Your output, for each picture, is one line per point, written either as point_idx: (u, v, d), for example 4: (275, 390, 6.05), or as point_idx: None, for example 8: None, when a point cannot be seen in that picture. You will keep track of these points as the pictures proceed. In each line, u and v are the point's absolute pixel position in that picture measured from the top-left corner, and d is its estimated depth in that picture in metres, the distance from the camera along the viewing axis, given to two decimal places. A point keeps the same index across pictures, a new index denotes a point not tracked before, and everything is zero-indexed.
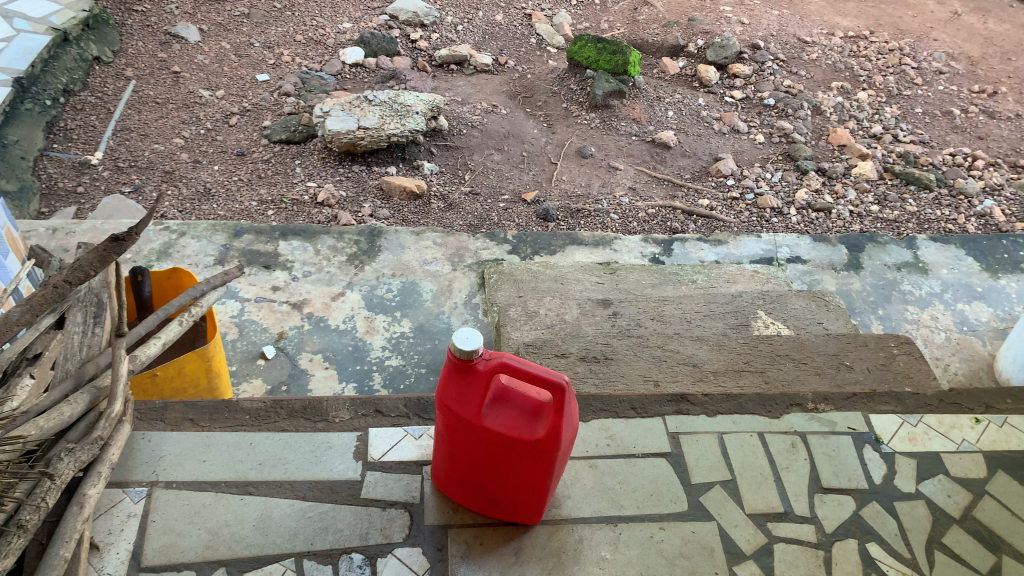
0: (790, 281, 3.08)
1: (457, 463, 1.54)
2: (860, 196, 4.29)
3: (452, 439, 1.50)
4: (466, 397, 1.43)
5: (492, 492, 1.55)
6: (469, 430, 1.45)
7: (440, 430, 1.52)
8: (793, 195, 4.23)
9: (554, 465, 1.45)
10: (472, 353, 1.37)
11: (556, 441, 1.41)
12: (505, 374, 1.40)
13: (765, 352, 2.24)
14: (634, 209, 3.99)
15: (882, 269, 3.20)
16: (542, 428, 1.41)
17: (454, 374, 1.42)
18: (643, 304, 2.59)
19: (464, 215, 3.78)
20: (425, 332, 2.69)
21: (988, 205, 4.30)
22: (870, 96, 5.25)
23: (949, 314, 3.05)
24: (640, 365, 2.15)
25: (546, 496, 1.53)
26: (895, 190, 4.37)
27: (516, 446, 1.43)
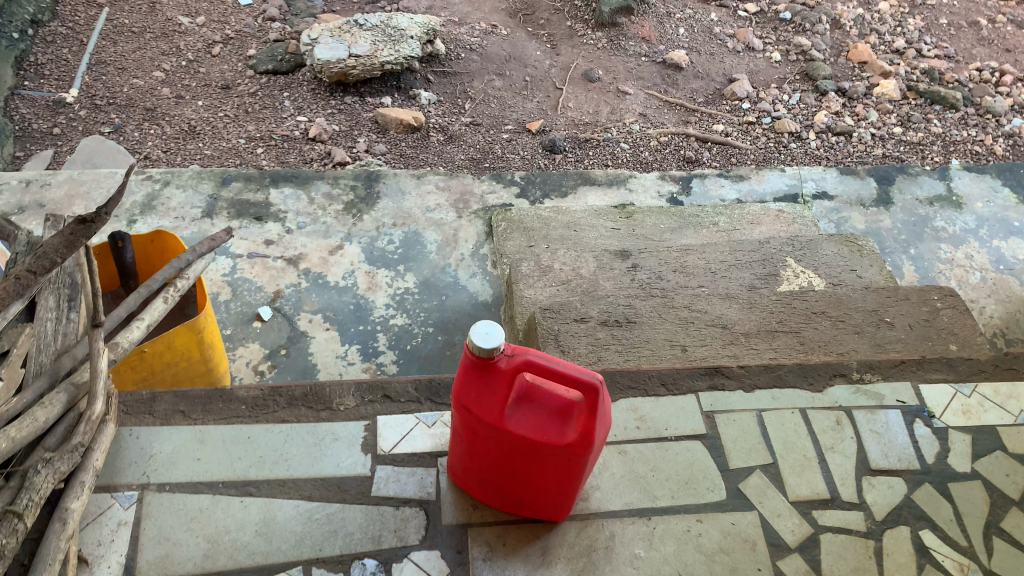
0: (818, 220, 2.88)
1: (476, 463, 1.39)
2: (882, 118, 4.05)
3: (471, 440, 1.34)
4: (485, 398, 1.26)
5: (516, 491, 1.41)
6: (491, 433, 1.29)
7: (456, 430, 1.37)
8: (812, 117, 3.97)
9: (586, 467, 1.31)
10: (493, 351, 1.21)
11: (589, 445, 1.26)
12: (530, 373, 1.24)
13: (799, 310, 2.07)
14: (645, 138, 3.76)
15: (913, 204, 3.00)
16: (572, 431, 1.27)
17: (471, 372, 1.25)
18: (663, 255, 2.38)
19: (465, 148, 3.55)
20: (431, 288, 2.52)
21: (1017, 124, 4.07)
22: (892, 7, 4.92)
23: (984, 253, 2.87)
24: (666, 328, 1.98)
25: (574, 496, 1.40)
26: (918, 111, 4.12)
27: (544, 450, 1.28)
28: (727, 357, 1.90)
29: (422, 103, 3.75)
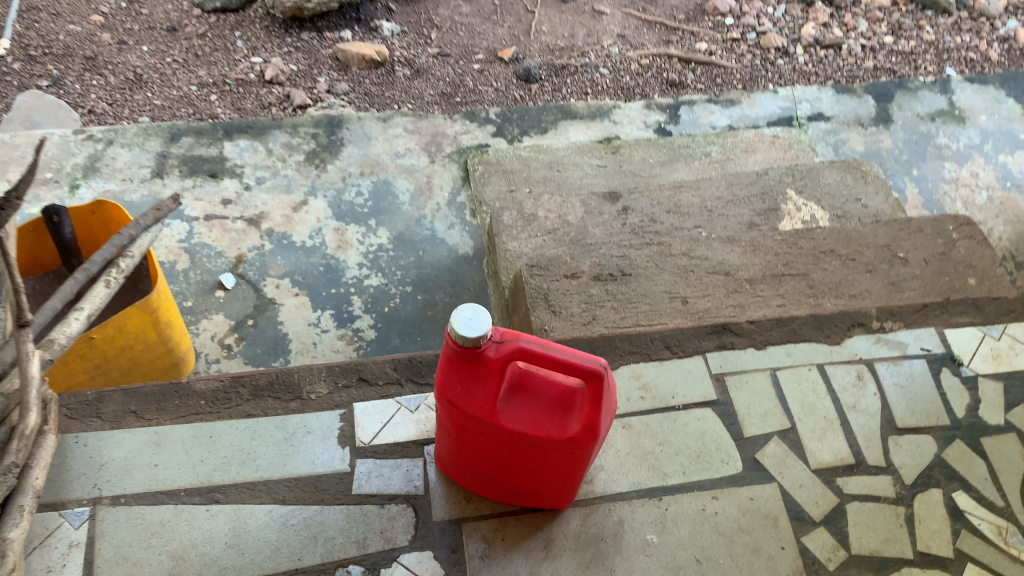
0: (814, 143, 2.71)
1: (468, 457, 1.24)
2: (872, 27, 3.80)
3: (460, 435, 1.19)
4: (474, 390, 1.10)
5: (513, 484, 1.26)
6: (483, 428, 1.14)
7: (443, 423, 1.21)
8: (798, 30, 3.73)
9: (591, 459, 1.16)
10: (479, 340, 1.04)
11: (596, 436, 1.11)
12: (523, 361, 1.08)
13: (807, 250, 1.91)
14: (624, 61, 3.51)
15: (914, 121, 2.82)
16: (574, 422, 1.11)
17: (455, 363, 1.09)
18: (656, 194, 2.17)
19: (434, 82, 3.29)
20: (406, 242, 2.34)
21: (1012, 27, 3.85)
22: None
23: (991, 170, 2.71)
24: (664, 279, 1.81)
25: (578, 486, 1.25)
26: (909, 18, 3.88)
27: (543, 445, 1.13)
28: (732, 308, 1.74)
29: (384, 34, 3.47)
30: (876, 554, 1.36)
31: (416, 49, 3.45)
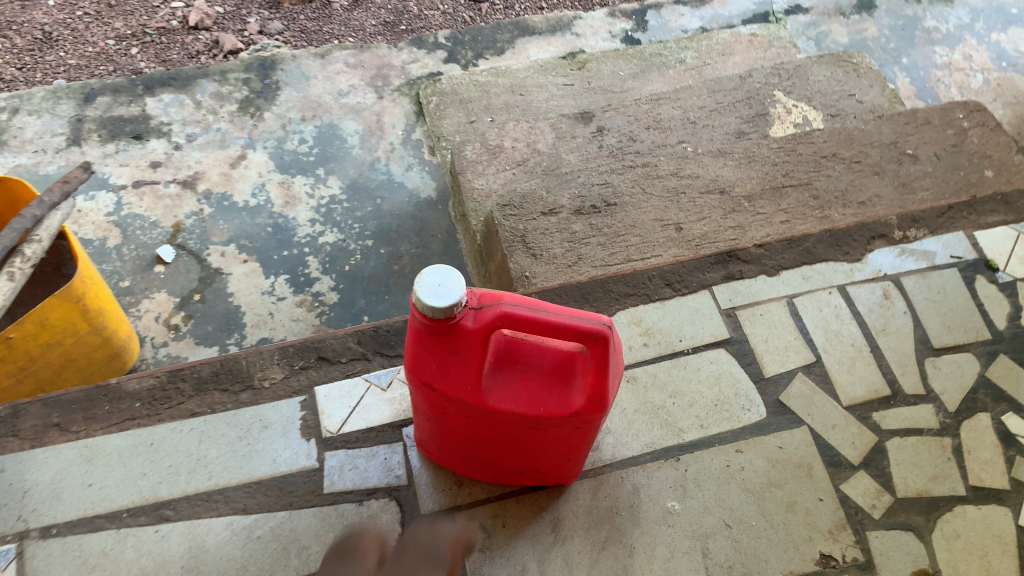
0: (795, 39, 2.49)
1: (454, 441, 1.05)
2: None
3: (442, 418, 1.00)
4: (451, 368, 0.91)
5: (510, 465, 1.08)
6: (468, 410, 0.94)
7: (420, 406, 1.01)
8: None
9: (599, 431, 0.98)
10: (453, 310, 0.84)
11: (603, 403, 0.93)
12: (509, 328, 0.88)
13: (807, 156, 1.71)
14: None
15: (898, 5, 2.60)
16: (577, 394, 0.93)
17: (426, 339, 0.88)
18: (632, 109, 1.96)
19: (375, 11, 2.99)
20: (361, 190, 2.11)
21: None
22: None
23: (984, 49, 2.51)
24: (653, 205, 1.61)
25: (585, 459, 1.08)
26: None
27: (542, 423, 0.95)
28: (733, 231, 1.55)
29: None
30: (925, 494, 1.20)
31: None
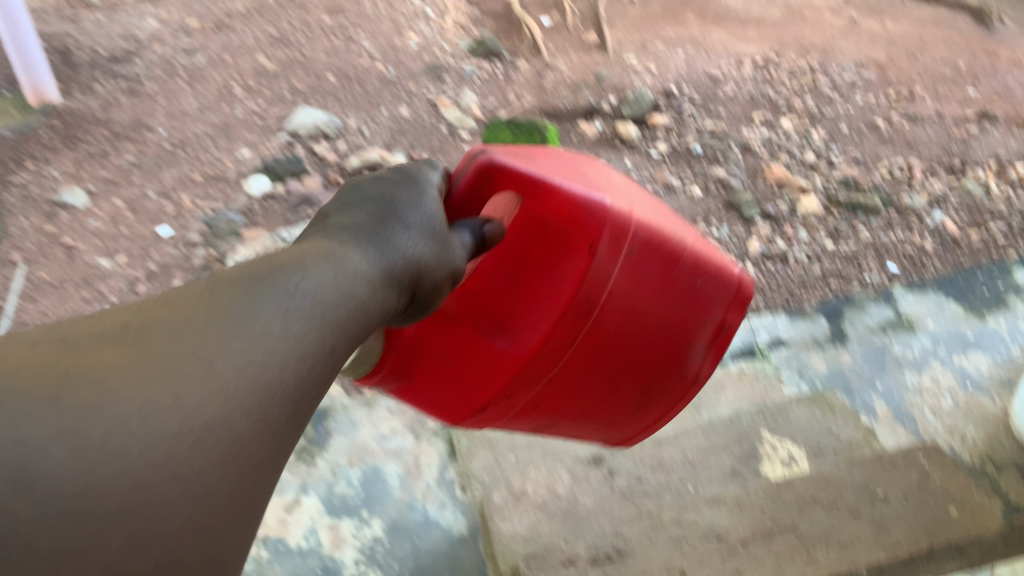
0: (783, 375, 2.57)
1: (613, 392, 1.27)
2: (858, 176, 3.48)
3: (580, 382, 1.22)
4: (473, 356, 1.17)
5: (651, 365, 1.26)
6: (577, 356, 1.17)
7: (572, 403, 1.26)
8: (800, 204, 3.24)
9: (630, 229, 1.12)
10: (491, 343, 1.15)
11: (581, 206, 1.08)
12: (510, 277, 1.16)
13: (788, 501, 1.85)
14: (759, 167, 3.40)
15: (867, 335, 2.71)
16: (573, 237, 1.11)
17: (480, 352, 1.16)
18: (637, 449, 2.13)
19: None
20: (400, 531, 2.01)
21: (986, 169, 3.61)
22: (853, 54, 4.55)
23: (949, 372, 2.62)
24: (662, 553, 1.74)
25: (684, 284, 1.21)
26: (888, 155, 3.65)
27: (594, 296, 1.12)
28: None
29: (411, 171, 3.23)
30: None
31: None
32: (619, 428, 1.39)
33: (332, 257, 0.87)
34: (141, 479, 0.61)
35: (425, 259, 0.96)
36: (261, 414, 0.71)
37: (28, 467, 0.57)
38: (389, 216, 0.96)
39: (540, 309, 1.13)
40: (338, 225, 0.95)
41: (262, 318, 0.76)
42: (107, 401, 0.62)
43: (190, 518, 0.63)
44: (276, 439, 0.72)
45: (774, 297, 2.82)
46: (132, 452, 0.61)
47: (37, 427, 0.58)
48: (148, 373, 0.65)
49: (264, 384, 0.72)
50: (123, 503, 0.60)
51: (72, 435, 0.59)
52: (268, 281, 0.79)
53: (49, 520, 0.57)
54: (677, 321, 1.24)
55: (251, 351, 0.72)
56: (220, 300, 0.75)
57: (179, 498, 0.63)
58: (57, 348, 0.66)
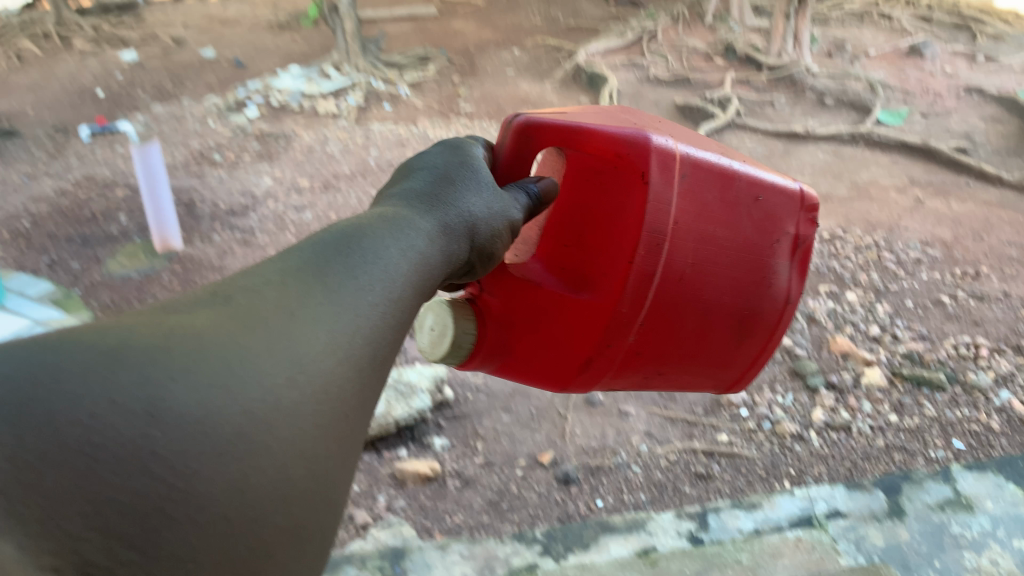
0: (838, 543, 2.48)
1: (700, 324, 1.47)
2: (922, 352, 3.69)
3: (672, 315, 1.42)
4: (568, 310, 1.38)
5: (727, 284, 1.46)
6: (664, 289, 1.37)
7: (670, 337, 1.46)
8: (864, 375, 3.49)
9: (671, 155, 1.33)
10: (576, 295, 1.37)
11: (621, 143, 1.31)
12: (586, 228, 1.39)
13: None
14: (824, 339, 3.68)
15: (925, 513, 2.64)
16: (624, 174, 1.33)
17: (570, 303, 1.38)
18: None
19: (483, 492, 2.96)
20: None
21: None
22: (918, 236, 4.84)
23: (1011, 555, 2.48)
24: None
25: (733, 194, 1.43)
26: (955, 334, 3.85)
27: (662, 225, 1.32)
28: None
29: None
30: None
31: (479, 439, 3.24)
32: (728, 367, 1.62)
33: (392, 234, 0.99)
34: (258, 404, 0.69)
35: (474, 224, 1.14)
36: (347, 352, 0.81)
37: (152, 400, 0.61)
38: (443, 193, 1.14)
39: (615, 246, 1.34)
40: (398, 196, 1.12)
41: (342, 280, 0.87)
42: (221, 345, 0.69)
43: (296, 448, 0.71)
44: (360, 378, 0.83)
45: (837, 467, 3.01)
46: (242, 397, 0.68)
47: (174, 365, 0.64)
48: (248, 322, 0.74)
49: (350, 336, 0.82)
50: (244, 428, 0.66)
51: (192, 371, 0.65)
52: (342, 251, 0.90)
53: (176, 444, 0.61)
54: (745, 238, 1.46)
55: (349, 299, 0.85)
56: (305, 268, 0.85)
57: (291, 424, 0.71)
58: (162, 310, 0.73)
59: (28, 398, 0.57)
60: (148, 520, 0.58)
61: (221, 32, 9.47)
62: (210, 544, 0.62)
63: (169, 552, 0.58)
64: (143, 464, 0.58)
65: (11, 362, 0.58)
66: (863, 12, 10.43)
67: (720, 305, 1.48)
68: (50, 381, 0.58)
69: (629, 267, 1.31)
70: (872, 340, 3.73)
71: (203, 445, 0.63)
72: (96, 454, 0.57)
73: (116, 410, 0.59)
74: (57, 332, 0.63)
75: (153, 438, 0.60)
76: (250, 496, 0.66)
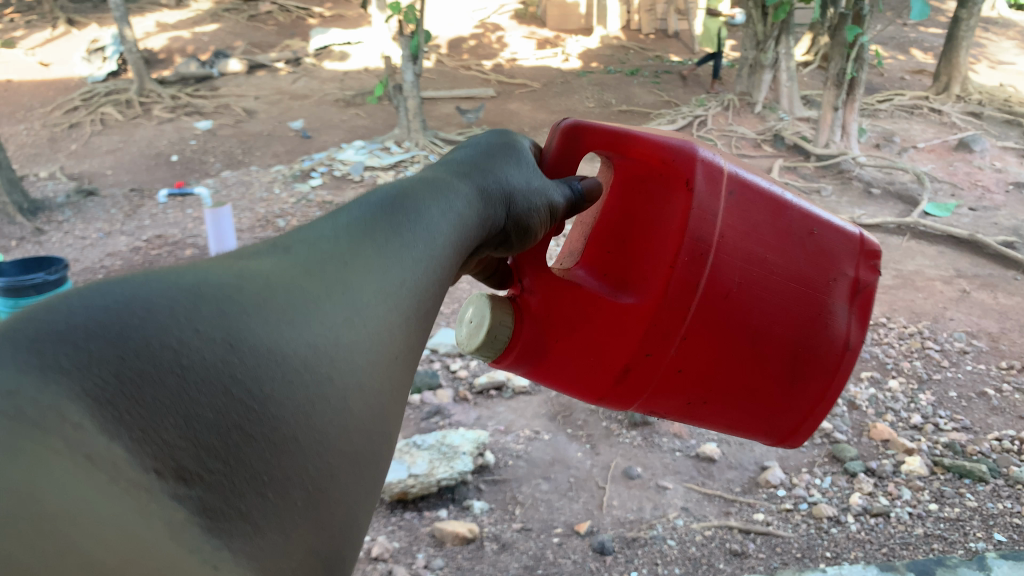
0: None
1: (745, 353, 1.61)
2: (964, 443, 3.68)
3: (718, 336, 1.58)
4: (615, 314, 1.57)
5: (775, 314, 1.61)
6: (708, 303, 1.54)
7: (715, 361, 1.60)
8: (905, 461, 3.50)
9: (718, 170, 1.55)
10: (619, 300, 1.57)
11: (670, 149, 1.55)
12: (640, 238, 1.62)
13: None
14: (865, 426, 3.83)
15: None
16: (671, 179, 1.57)
17: (614, 311, 1.57)
18: None
19: (520, 555, 3.06)
20: None
21: None
22: (962, 328, 4.89)
23: None
24: None
25: (783, 224, 1.62)
26: (1001, 421, 3.85)
27: (705, 235, 1.52)
28: None
29: (542, 408, 4.16)
30: None
31: (517, 505, 3.37)
32: (783, 412, 1.72)
33: (443, 199, 1.12)
34: (317, 340, 0.81)
35: (515, 209, 1.28)
36: (400, 303, 0.94)
37: (230, 333, 0.74)
38: (491, 173, 1.27)
39: (660, 252, 1.56)
40: (453, 167, 1.25)
41: (398, 234, 1.00)
42: (291, 287, 0.84)
43: (354, 379, 0.83)
44: (410, 317, 0.95)
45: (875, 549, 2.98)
46: (305, 341, 0.80)
47: (241, 316, 0.76)
48: (314, 269, 0.88)
49: (400, 280, 0.95)
50: (308, 359, 0.79)
51: (261, 312, 0.78)
52: (400, 210, 1.03)
53: (251, 372, 0.73)
54: (796, 270, 1.63)
55: (406, 251, 0.99)
56: (362, 225, 0.98)
57: (348, 359, 0.84)
58: (239, 260, 0.87)
59: (131, 327, 0.68)
60: (228, 434, 0.70)
61: (291, 106, 10.02)
62: (279, 458, 0.73)
63: (246, 461, 0.70)
64: (220, 395, 0.70)
65: (116, 300, 0.70)
66: (916, 106, 10.54)
67: (769, 336, 1.62)
68: (146, 316, 0.70)
69: (671, 271, 1.51)
70: (913, 429, 3.82)
71: (273, 372, 0.75)
72: (186, 374, 0.68)
73: (202, 340, 0.71)
74: (151, 275, 0.76)
75: (231, 365, 0.72)
76: (314, 420, 0.78)
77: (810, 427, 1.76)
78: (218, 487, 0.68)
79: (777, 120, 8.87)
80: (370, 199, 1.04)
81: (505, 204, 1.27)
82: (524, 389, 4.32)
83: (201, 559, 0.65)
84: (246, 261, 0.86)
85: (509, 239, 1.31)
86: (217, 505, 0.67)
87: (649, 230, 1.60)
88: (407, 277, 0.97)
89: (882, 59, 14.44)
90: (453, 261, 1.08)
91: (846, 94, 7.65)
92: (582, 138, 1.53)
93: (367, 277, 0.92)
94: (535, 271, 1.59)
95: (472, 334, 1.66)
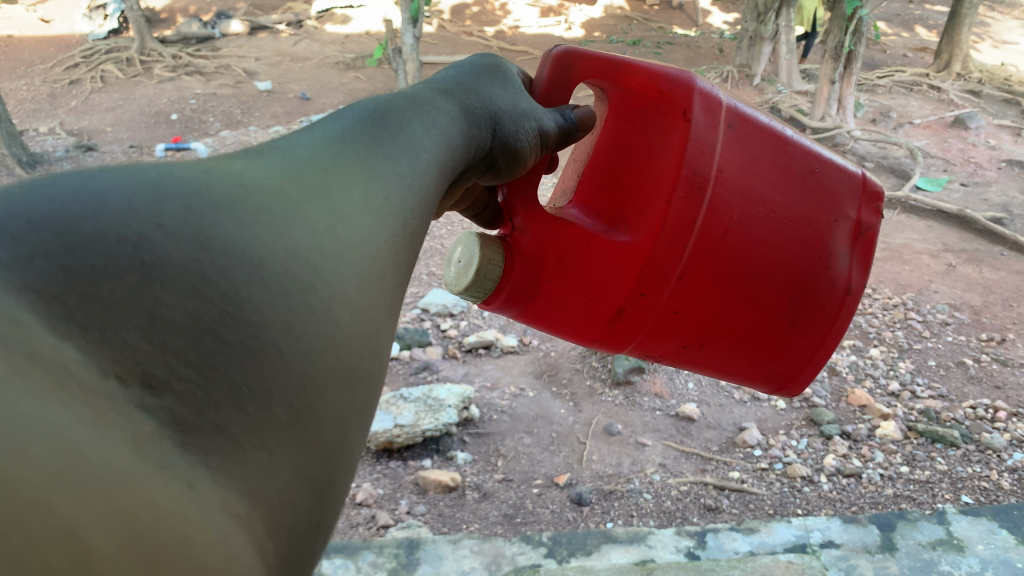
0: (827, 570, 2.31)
1: (745, 293, 1.69)
2: (937, 409, 3.76)
3: (717, 274, 1.64)
4: (608, 251, 1.61)
5: (775, 253, 1.69)
6: (706, 240, 1.60)
7: (715, 300, 1.67)
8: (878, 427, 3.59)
9: (717, 102, 1.61)
10: (613, 236, 1.61)
11: (666, 79, 1.60)
12: (633, 171, 1.65)
13: None
14: (843, 392, 3.89)
15: (916, 548, 2.37)
16: (667, 109, 1.61)
17: (605, 246, 1.61)
18: None
19: (499, 504, 3.19)
20: None
21: None
22: (945, 300, 4.96)
23: None
24: None
25: (782, 163, 1.69)
26: (975, 392, 3.93)
27: (704, 170, 1.57)
28: None
29: (529, 367, 4.24)
30: None
31: (500, 457, 3.49)
32: (781, 356, 1.82)
33: (427, 115, 1.07)
34: (302, 245, 0.73)
35: (499, 128, 1.33)
36: (385, 223, 0.85)
37: (198, 231, 0.65)
38: (477, 96, 1.31)
39: (654, 185, 1.60)
40: (439, 87, 1.26)
41: (389, 146, 0.94)
42: (271, 190, 0.74)
43: (348, 285, 0.76)
44: (402, 233, 0.88)
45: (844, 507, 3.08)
46: (298, 238, 0.73)
47: (214, 215, 0.67)
48: (296, 173, 0.79)
49: (390, 195, 0.88)
50: (288, 265, 0.71)
51: (237, 212, 0.69)
52: (384, 121, 0.96)
53: (224, 270, 0.65)
54: (795, 210, 1.71)
55: (398, 165, 0.93)
56: (354, 135, 0.91)
57: (335, 270, 0.75)
58: (211, 160, 0.76)
59: (82, 219, 0.60)
60: (201, 339, 0.61)
61: (289, 67, 10.02)
62: (262, 370, 0.65)
63: (225, 371, 0.62)
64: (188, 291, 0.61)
65: (64, 190, 0.62)
66: (915, 82, 10.49)
67: (768, 277, 1.69)
68: (98, 208, 0.61)
69: (668, 206, 1.56)
70: (890, 395, 3.90)
71: (249, 275, 0.66)
72: (149, 271, 0.60)
73: (165, 236, 0.63)
74: (104, 168, 0.67)
75: (202, 264, 0.63)
76: (298, 331, 0.69)
77: (811, 378, 1.88)
78: (191, 399, 0.60)
79: (775, 93, 8.86)
80: (360, 112, 0.97)
81: (489, 123, 1.30)
82: (512, 348, 4.40)
83: (173, 478, 0.59)
84: (225, 159, 0.78)
85: (493, 153, 1.34)
86: (190, 419, 0.60)
87: (644, 163, 1.64)
88: (398, 192, 0.90)
89: (884, 33, 14.27)
90: (439, 181, 1.02)
91: (844, 68, 7.58)
92: (576, 66, 1.59)
93: (357, 188, 0.84)
94: (527, 211, 1.59)
95: (459, 274, 1.65)
